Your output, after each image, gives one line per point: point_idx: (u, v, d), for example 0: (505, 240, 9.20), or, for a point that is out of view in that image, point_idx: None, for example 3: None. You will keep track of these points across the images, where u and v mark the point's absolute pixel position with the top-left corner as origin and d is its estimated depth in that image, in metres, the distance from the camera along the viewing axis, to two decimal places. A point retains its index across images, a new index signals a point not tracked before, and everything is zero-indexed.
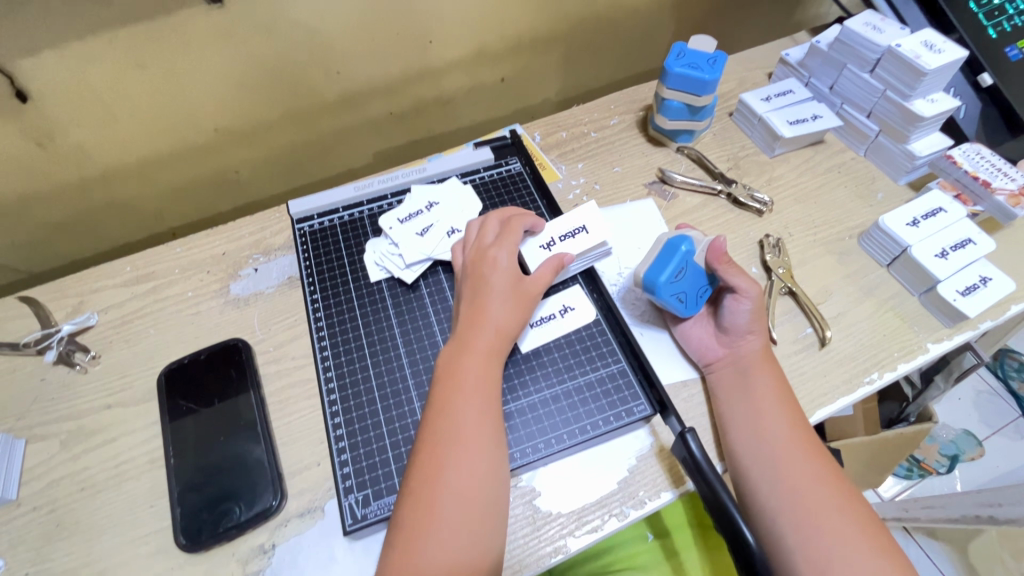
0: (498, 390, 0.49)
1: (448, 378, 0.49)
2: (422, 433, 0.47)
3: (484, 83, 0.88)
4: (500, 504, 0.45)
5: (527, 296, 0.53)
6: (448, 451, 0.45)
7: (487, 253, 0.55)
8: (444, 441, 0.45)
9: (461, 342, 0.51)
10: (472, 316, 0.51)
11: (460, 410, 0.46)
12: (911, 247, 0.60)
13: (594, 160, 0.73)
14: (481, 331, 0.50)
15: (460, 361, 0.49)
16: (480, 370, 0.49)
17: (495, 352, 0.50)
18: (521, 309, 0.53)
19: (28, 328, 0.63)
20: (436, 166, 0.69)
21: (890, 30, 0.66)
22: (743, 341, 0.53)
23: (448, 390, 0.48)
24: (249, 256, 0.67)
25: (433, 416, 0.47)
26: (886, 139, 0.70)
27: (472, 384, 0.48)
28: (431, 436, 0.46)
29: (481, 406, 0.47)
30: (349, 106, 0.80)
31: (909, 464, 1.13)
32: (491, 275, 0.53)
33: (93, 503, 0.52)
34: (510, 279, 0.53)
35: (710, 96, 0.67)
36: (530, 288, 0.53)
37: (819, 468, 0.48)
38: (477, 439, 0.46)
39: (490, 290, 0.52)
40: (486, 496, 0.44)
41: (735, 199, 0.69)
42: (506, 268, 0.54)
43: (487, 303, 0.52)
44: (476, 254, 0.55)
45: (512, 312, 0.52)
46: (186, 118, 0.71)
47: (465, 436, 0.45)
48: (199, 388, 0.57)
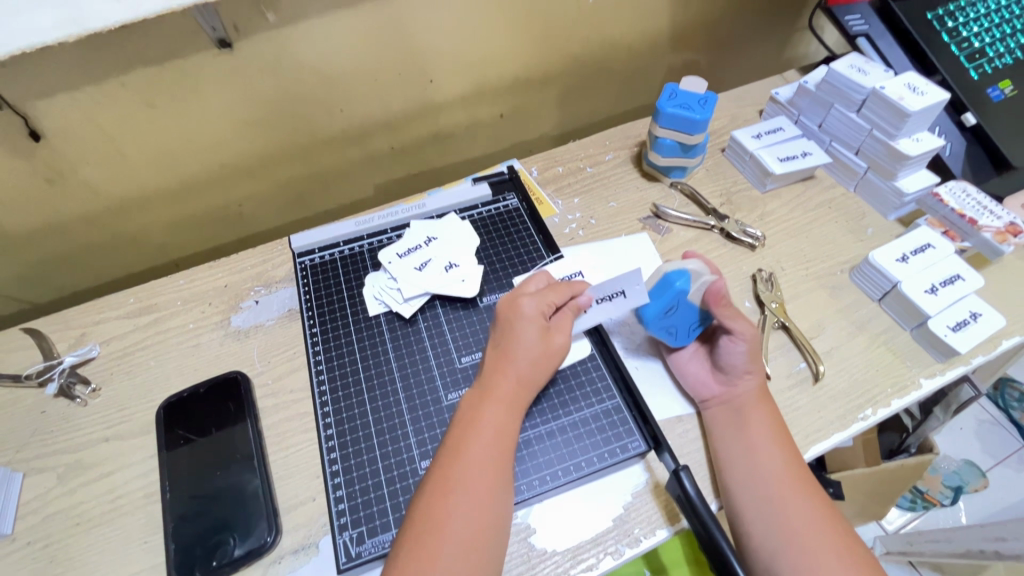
0: (513, 442, 0.49)
1: (464, 423, 0.49)
2: (432, 476, 0.47)
3: (484, 120, 0.91)
4: (498, 558, 0.45)
5: (555, 351, 0.53)
6: (456, 499, 0.45)
7: (518, 299, 0.54)
8: (454, 488, 0.45)
9: (483, 389, 0.51)
10: (497, 364, 0.52)
11: (473, 456, 0.47)
12: (901, 283, 0.61)
13: (590, 195, 0.75)
14: (504, 380, 0.51)
15: (478, 408, 0.50)
16: (498, 419, 0.49)
17: (515, 402, 0.51)
18: (547, 364, 0.53)
19: (31, 360, 0.63)
20: (436, 202, 0.71)
21: (874, 73, 0.69)
22: (740, 381, 0.54)
23: (464, 435, 0.48)
24: (251, 288, 0.68)
25: (445, 459, 0.47)
26: (874, 176, 0.71)
27: (488, 431, 0.48)
28: (441, 481, 0.46)
29: (495, 456, 0.47)
30: (351, 142, 0.83)
31: (913, 497, 1.11)
32: (521, 324, 0.53)
33: (88, 539, 0.52)
34: (540, 331, 0.53)
35: (702, 135, 0.69)
36: (557, 341, 0.53)
37: (815, 508, 0.48)
38: (486, 489, 0.46)
39: (519, 339, 0.52)
40: (487, 548, 0.44)
41: (728, 233, 0.70)
42: (536, 317, 0.53)
43: (514, 353, 0.52)
44: (507, 300, 0.55)
45: (539, 366, 0.52)
46: (193, 154, 0.73)
47: (476, 486, 0.46)
48: (197, 421, 0.57)
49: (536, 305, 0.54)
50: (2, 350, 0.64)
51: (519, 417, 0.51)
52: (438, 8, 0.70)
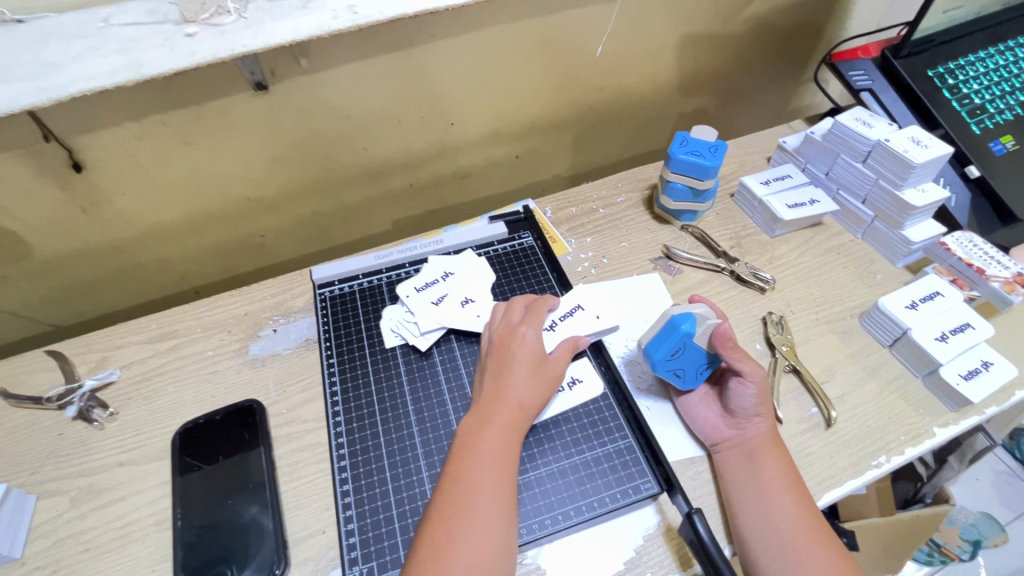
0: (514, 466, 0.50)
1: (464, 448, 0.50)
2: (434, 504, 0.47)
3: (500, 160, 0.94)
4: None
5: (552, 374, 0.56)
6: (459, 524, 0.45)
7: (513, 330, 0.58)
8: (456, 516, 0.46)
9: (483, 415, 0.52)
10: (498, 390, 0.53)
11: (475, 482, 0.47)
12: (911, 330, 0.62)
13: (602, 235, 0.77)
14: (503, 405, 0.52)
15: (478, 433, 0.51)
16: (500, 443, 0.50)
17: (514, 427, 0.52)
18: (545, 387, 0.55)
19: (53, 382, 0.65)
20: (453, 238, 0.73)
21: (878, 126, 0.71)
22: (750, 424, 0.54)
23: (464, 461, 0.49)
24: (270, 317, 0.70)
25: (447, 486, 0.48)
26: (882, 224, 0.73)
27: (489, 456, 0.49)
28: (443, 508, 0.46)
29: (496, 480, 0.48)
30: (373, 179, 0.86)
31: (930, 549, 1.07)
32: (516, 352, 0.56)
33: (97, 566, 0.52)
34: (535, 358, 0.56)
35: (712, 180, 0.72)
36: (552, 365, 0.56)
37: (829, 557, 0.48)
38: (489, 513, 0.46)
39: (515, 367, 0.55)
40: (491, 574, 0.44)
41: (738, 276, 0.71)
42: (529, 345, 0.56)
43: (511, 379, 0.54)
44: (503, 331, 0.58)
45: (537, 392, 0.54)
46: (221, 188, 0.76)
47: (477, 510, 0.46)
48: (211, 448, 0.58)
49: (531, 334, 0.57)
50: (26, 371, 0.66)
51: (519, 442, 0.52)
52: (462, 57, 0.75)
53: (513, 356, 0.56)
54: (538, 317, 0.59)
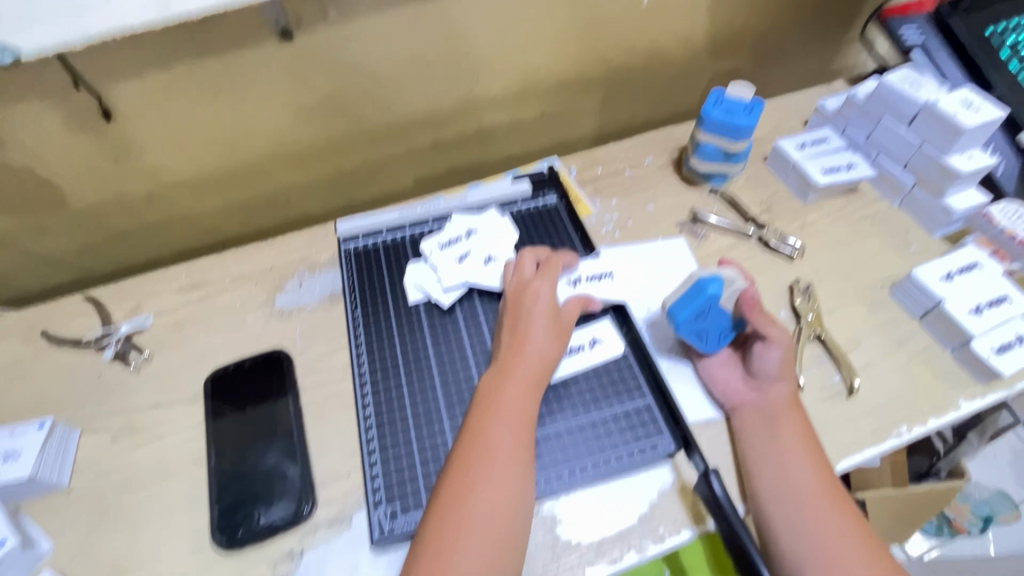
0: (533, 416, 0.51)
1: (485, 401, 0.51)
2: (456, 453, 0.49)
3: (526, 118, 0.92)
4: (522, 531, 0.46)
5: (567, 328, 0.56)
6: (480, 474, 0.47)
7: (529, 284, 0.58)
8: (477, 464, 0.47)
9: (502, 369, 0.53)
10: (515, 345, 0.54)
11: (494, 433, 0.49)
12: (944, 302, 0.60)
13: (628, 198, 0.76)
14: (522, 360, 0.53)
15: (498, 386, 0.52)
16: (519, 396, 0.51)
17: (533, 380, 0.52)
18: (562, 341, 0.55)
19: (91, 326, 0.67)
20: (477, 196, 0.73)
21: (928, 87, 0.67)
22: (772, 388, 0.54)
23: (484, 413, 0.50)
24: (296, 271, 0.71)
25: (468, 437, 0.49)
26: (922, 192, 0.70)
27: (508, 409, 0.50)
28: (465, 457, 0.48)
29: (515, 431, 0.49)
30: (397, 135, 0.85)
31: (939, 522, 1.10)
32: (532, 307, 0.56)
33: (139, 498, 0.55)
34: (551, 312, 0.56)
35: (746, 142, 0.69)
36: (568, 320, 0.56)
37: (844, 518, 0.48)
38: (509, 463, 0.47)
39: (533, 321, 0.55)
40: (511, 519, 0.45)
41: (766, 242, 0.70)
42: (545, 300, 0.57)
43: (529, 334, 0.54)
44: (519, 286, 0.59)
45: (553, 345, 0.54)
46: (247, 141, 0.76)
47: (497, 459, 0.47)
48: (241, 395, 0.60)
49: (545, 289, 0.57)
50: (65, 315, 0.68)
51: (539, 396, 0.53)
52: (491, 7, 0.72)
53: (529, 310, 0.56)
54: (551, 271, 0.59)
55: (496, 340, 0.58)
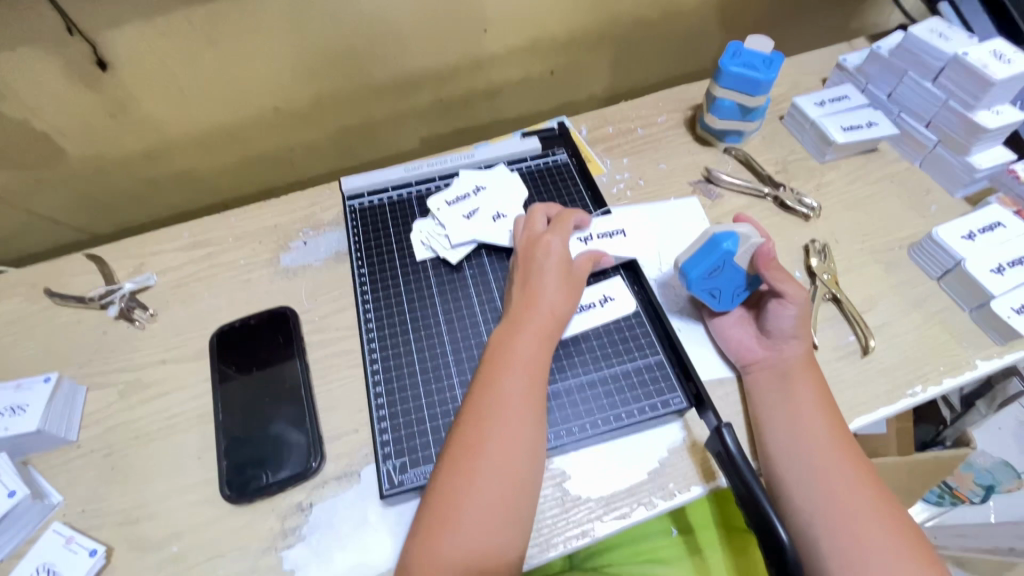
0: (544, 369, 0.50)
1: (496, 354, 0.50)
2: (467, 404, 0.48)
3: (535, 76, 0.89)
4: (534, 481, 0.46)
5: (579, 282, 0.55)
6: (491, 425, 0.46)
7: (540, 239, 0.57)
8: (488, 415, 0.47)
9: (513, 322, 0.52)
10: (526, 298, 0.53)
11: (505, 384, 0.48)
12: (965, 261, 0.59)
13: (639, 157, 0.74)
14: (534, 314, 0.52)
15: (509, 339, 0.51)
16: (531, 349, 0.50)
17: (545, 333, 0.51)
18: (574, 295, 0.54)
19: (93, 284, 0.66)
20: (485, 153, 0.71)
21: (957, 39, 0.65)
22: (786, 345, 0.53)
23: (495, 365, 0.49)
24: (300, 230, 0.69)
25: (478, 389, 0.49)
26: (945, 150, 0.68)
27: (520, 361, 0.49)
28: (476, 408, 0.47)
29: (527, 383, 0.48)
30: (401, 92, 0.82)
31: (941, 491, 1.08)
32: (544, 261, 0.55)
33: (148, 452, 0.55)
34: (563, 266, 0.55)
35: (764, 97, 0.67)
36: (580, 274, 0.55)
37: (858, 474, 0.47)
38: (521, 414, 0.47)
39: (544, 275, 0.54)
40: (523, 469, 0.45)
41: (782, 202, 0.68)
42: (556, 254, 0.55)
43: (541, 288, 0.53)
44: (530, 240, 0.57)
45: (565, 299, 0.53)
46: (248, 96, 0.74)
47: (508, 410, 0.47)
48: (247, 351, 0.59)
49: (557, 243, 0.56)
50: (67, 273, 0.67)
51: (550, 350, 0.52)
52: None
53: (540, 264, 0.55)
54: (563, 225, 0.58)
55: (507, 296, 0.57)
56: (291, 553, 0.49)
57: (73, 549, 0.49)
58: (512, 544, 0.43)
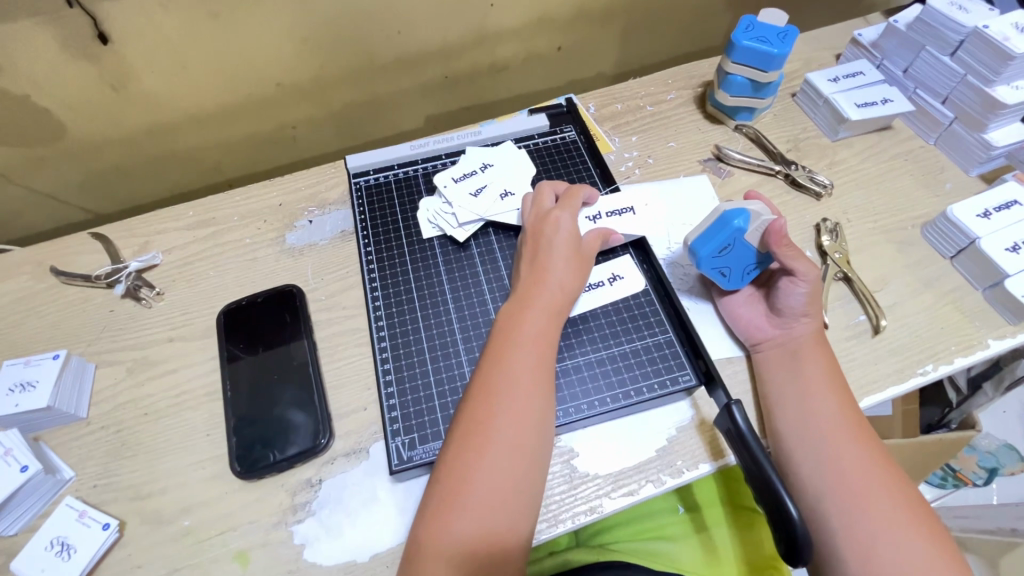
0: (553, 346, 0.50)
1: (505, 330, 0.50)
2: (476, 381, 0.48)
3: (541, 53, 0.88)
4: (543, 457, 0.46)
5: (588, 259, 0.54)
6: (501, 400, 0.46)
7: (549, 215, 0.56)
8: (497, 391, 0.46)
9: (522, 299, 0.52)
10: (535, 275, 0.53)
11: (514, 361, 0.48)
12: (980, 239, 0.58)
13: (648, 134, 0.73)
14: (542, 290, 0.51)
15: (518, 316, 0.50)
16: (539, 326, 0.50)
17: (554, 310, 0.51)
18: (583, 272, 0.54)
19: (99, 262, 0.66)
20: (492, 130, 0.70)
21: (977, 11, 0.63)
22: (797, 324, 0.53)
23: (504, 342, 0.49)
24: (305, 209, 0.69)
25: (487, 366, 0.48)
26: (961, 127, 0.67)
27: (529, 338, 0.49)
28: (485, 384, 0.47)
29: (536, 359, 0.48)
30: (406, 69, 0.81)
31: (943, 473, 1.09)
32: (553, 237, 0.54)
33: (158, 428, 0.55)
34: (572, 243, 0.54)
35: (777, 72, 0.65)
36: (589, 251, 0.55)
37: (867, 451, 0.47)
38: (530, 390, 0.47)
39: (553, 252, 0.53)
40: (532, 445, 0.45)
41: (793, 180, 0.67)
42: (566, 230, 0.55)
43: (550, 264, 0.53)
44: (538, 217, 0.57)
45: (574, 276, 0.53)
46: (250, 72, 0.73)
47: (518, 386, 0.47)
48: (254, 329, 0.59)
49: (566, 220, 0.55)
50: (73, 251, 0.67)
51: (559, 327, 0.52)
52: None
53: (549, 241, 0.54)
54: (571, 201, 0.57)
55: (515, 273, 0.56)
56: (301, 528, 0.50)
57: (86, 522, 0.50)
58: (521, 517, 0.43)
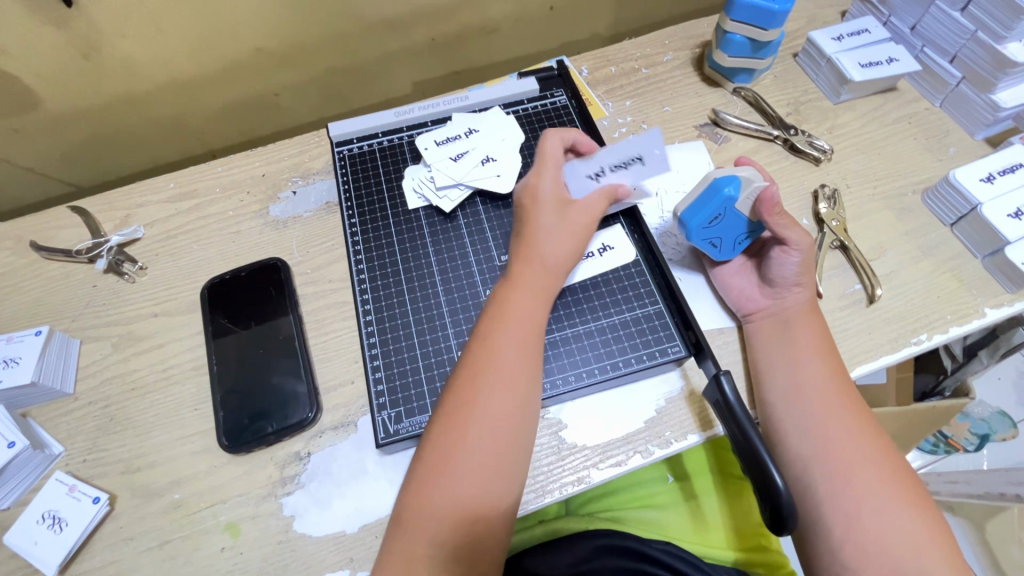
0: (542, 325, 0.49)
1: (493, 309, 0.49)
2: (463, 360, 0.47)
3: (532, 12, 0.84)
4: (527, 439, 0.45)
5: (580, 227, 0.52)
6: (486, 381, 0.45)
7: (535, 185, 0.54)
8: (484, 371, 0.46)
9: (512, 278, 0.51)
10: (525, 252, 0.51)
11: (502, 342, 0.47)
12: (982, 205, 0.56)
13: (642, 98, 0.70)
14: (531, 268, 0.50)
15: (507, 295, 0.49)
16: (525, 302, 0.49)
17: (544, 288, 0.50)
18: (574, 241, 0.51)
19: (79, 236, 0.65)
20: (479, 95, 0.67)
21: None
22: (789, 294, 0.52)
23: (491, 321, 0.48)
24: (289, 179, 0.67)
25: (475, 345, 0.48)
26: (969, 88, 0.64)
27: (517, 318, 0.48)
28: (471, 364, 0.46)
29: (523, 339, 0.47)
30: (391, 31, 0.78)
31: (935, 440, 1.11)
32: (540, 209, 0.53)
33: (145, 403, 0.55)
34: (560, 211, 0.52)
35: (778, 30, 0.62)
36: (580, 217, 0.52)
37: (857, 422, 0.47)
38: (517, 371, 0.46)
39: (541, 225, 0.52)
40: (517, 426, 0.45)
41: (792, 145, 0.65)
42: (551, 199, 0.53)
43: (536, 238, 0.51)
44: (526, 187, 0.55)
45: (565, 248, 0.51)
46: (227, 35, 0.70)
47: (504, 367, 0.46)
48: (238, 304, 0.58)
49: (552, 188, 0.53)
50: (52, 226, 0.65)
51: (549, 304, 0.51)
52: None
53: (537, 214, 0.53)
54: (555, 165, 0.55)
55: (510, 249, 0.55)
56: (291, 500, 0.50)
57: (76, 496, 0.50)
58: (504, 499, 0.43)
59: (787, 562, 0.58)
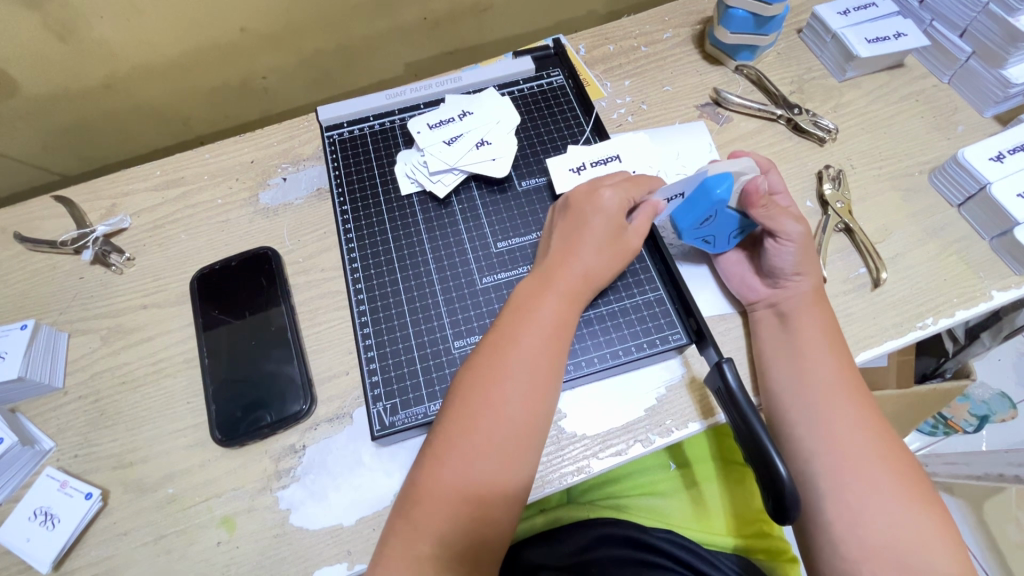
0: (570, 336, 0.47)
1: (522, 308, 0.47)
2: (485, 355, 0.46)
3: None
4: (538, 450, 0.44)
5: (626, 251, 0.50)
6: (507, 384, 0.44)
7: (595, 190, 0.51)
8: (508, 374, 0.44)
9: (544, 276, 0.48)
10: (562, 254, 0.49)
11: (529, 347, 0.45)
12: (991, 184, 0.55)
13: (642, 78, 0.68)
14: (566, 273, 0.48)
15: (539, 296, 0.47)
16: (559, 311, 0.47)
17: (576, 297, 0.48)
18: (615, 262, 0.49)
19: (64, 227, 0.63)
20: (473, 76, 0.65)
21: None
22: (791, 281, 0.51)
23: (520, 321, 0.46)
24: (278, 165, 0.65)
25: (499, 343, 0.46)
26: (978, 63, 0.62)
27: (547, 323, 0.46)
28: (495, 363, 0.45)
29: (552, 349, 0.46)
30: (380, 9, 0.75)
31: (936, 421, 1.09)
32: (593, 216, 0.50)
33: (136, 397, 0.54)
34: (613, 227, 0.49)
35: (782, 5, 0.60)
36: (630, 242, 0.50)
37: (860, 409, 0.46)
38: (541, 381, 0.44)
39: (588, 232, 0.49)
40: (530, 436, 0.43)
41: (796, 125, 0.63)
42: (611, 212, 0.49)
43: (580, 245, 0.49)
44: (585, 189, 0.52)
45: (605, 264, 0.49)
46: (211, 16, 0.67)
47: (531, 375, 0.44)
48: (228, 294, 0.57)
49: (616, 200, 0.50)
50: (37, 216, 0.64)
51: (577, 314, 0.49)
52: None
53: (587, 219, 0.50)
54: (633, 185, 0.51)
55: (544, 244, 0.53)
56: (287, 493, 0.49)
57: (68, 492, 0.49)
58: (506, 508, 0.42)
59: (788, 549, 0.57)
